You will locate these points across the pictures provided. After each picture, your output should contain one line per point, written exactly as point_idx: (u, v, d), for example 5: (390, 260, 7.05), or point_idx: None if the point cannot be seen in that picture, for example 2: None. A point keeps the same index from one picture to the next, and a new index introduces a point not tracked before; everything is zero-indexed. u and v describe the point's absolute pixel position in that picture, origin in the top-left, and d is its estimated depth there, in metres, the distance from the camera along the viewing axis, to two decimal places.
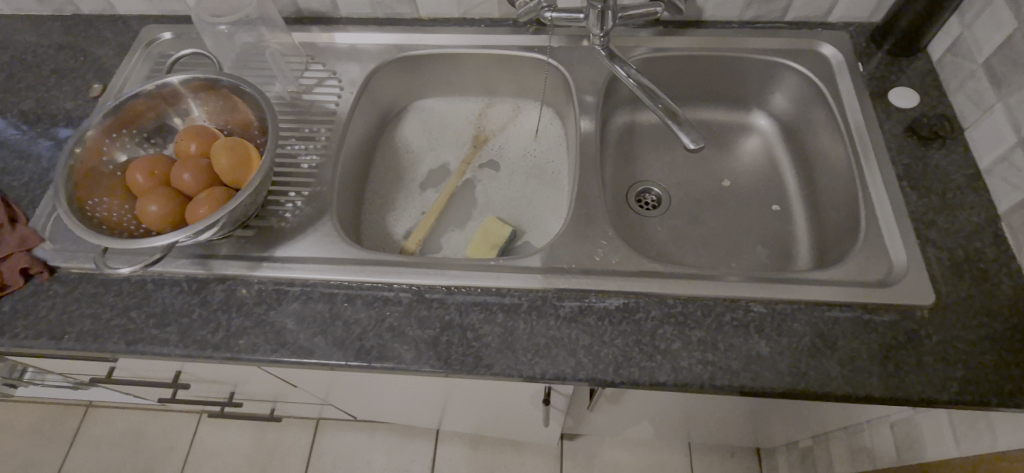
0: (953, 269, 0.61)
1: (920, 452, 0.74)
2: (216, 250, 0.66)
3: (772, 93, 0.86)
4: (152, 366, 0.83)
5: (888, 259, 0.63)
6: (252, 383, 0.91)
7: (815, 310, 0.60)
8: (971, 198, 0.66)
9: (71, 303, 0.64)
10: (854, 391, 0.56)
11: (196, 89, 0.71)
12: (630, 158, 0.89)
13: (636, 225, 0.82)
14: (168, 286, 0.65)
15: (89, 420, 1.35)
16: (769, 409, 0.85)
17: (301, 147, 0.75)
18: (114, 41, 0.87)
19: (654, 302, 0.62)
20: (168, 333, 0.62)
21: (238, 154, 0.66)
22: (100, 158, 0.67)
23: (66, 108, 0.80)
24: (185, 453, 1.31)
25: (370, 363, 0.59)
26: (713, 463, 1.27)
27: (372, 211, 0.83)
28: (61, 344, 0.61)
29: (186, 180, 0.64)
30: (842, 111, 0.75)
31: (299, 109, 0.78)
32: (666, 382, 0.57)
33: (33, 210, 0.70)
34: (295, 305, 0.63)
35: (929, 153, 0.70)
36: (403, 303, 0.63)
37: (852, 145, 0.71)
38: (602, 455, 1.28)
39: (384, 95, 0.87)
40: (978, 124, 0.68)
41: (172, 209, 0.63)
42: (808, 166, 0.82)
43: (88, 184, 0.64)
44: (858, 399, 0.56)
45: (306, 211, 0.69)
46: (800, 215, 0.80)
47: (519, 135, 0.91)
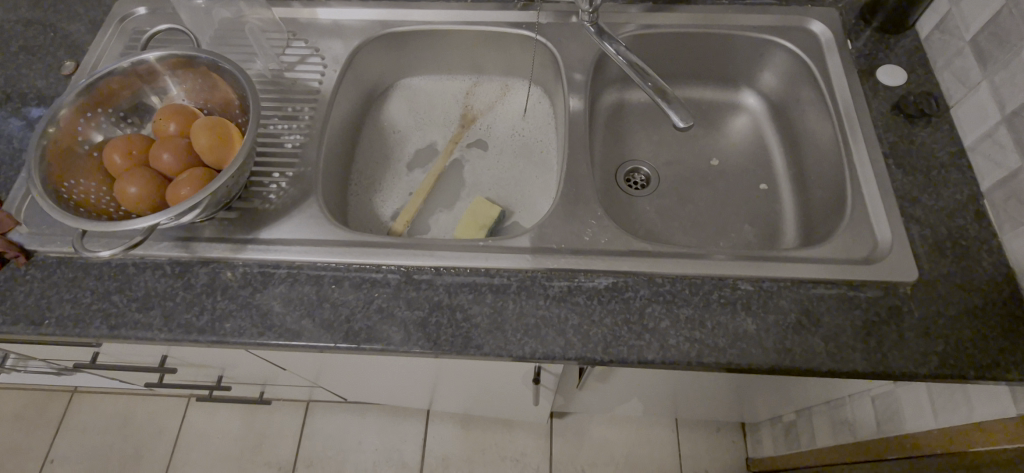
0: (935, 245, 0.62)
1: (900, 424, 0.75)
2: (198, 232, 0.65)
3: (760, 70, 0.85)
4: (137, 351, 0.82)
5: (873, 236, 0.63)
6: (241, 366, 0.91)
7: (801, 287, 0.61)
8: (955, 176, 0.66)
9: (49, 288, 0.62)
10: (838, 367, 0.57)
11: (173, 67, 0.69)
12: (620, 137, 0.88)
13: (624, 205, 0.82)
14: (150, 269, 0.64)
15: (74, 405, 1.34)
16: (754, 385, 0.86)
17: (284, 127, 0.73)
18: (85, 16, 0.84)
19: (643, 281, 0.62)
20: (152, 316, 0.61)
21: (219, 133, 0.64)
22: (75, 138, 0.65)
23: (38, 86, 0.77)
24: (174, 436, 1.30)
25: (359, 344, 0.59)
26: (700, 439, 1.30)
27: (359, 193, 0.82)
28: (41, 329, 0.60)
29: (165, 161, 0.63)
30: (830, 89, 0.74)
31: (281, 87, 0.76)
32: (654, 359, 0.58)
33: (6, 192, 0.68)
34: (282, 288, 0.62)
35: (915, 130, 0.70)
36: (391, 285, 0.62)
37: (840, 123, 0.71)
38: (591, 432, 1.30)
39: (369, 73, 0.85)
40: (964, 102, 0.69)
41: (152, 190, 0.62)
42: (796, 144, 0.82)
43: (63, 165, 0.62)
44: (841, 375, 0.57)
45: (290, 192, 0.68)
46: (787, 193, 0.81)
47: (507, 114, 0.90)
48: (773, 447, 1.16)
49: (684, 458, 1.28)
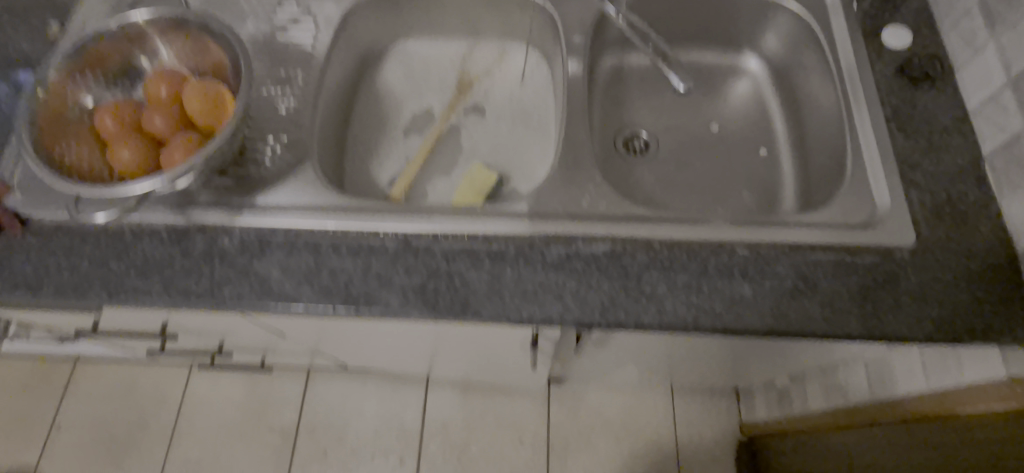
0: (934, 211, 0.62)
1: (891, 387, 0.77)
2: (194, 198, 0.65)
3: (763, 32, 0.84)
4: (137, 318, 0.83)
5: (872, 201, 0.63)
6: (241, 334, 0.91)
7: (799, 252, 0.61)
8: (957, 140, 0.66)
9: (46, 254, 0.62)
10: (833, 330, 0.57)
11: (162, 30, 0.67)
12: (619, 102, 0.87)
13: (623, 171, 0.81)
14: (146, 236, 0.63)
15: (77, 374, 1.35)
16: (750, 351, 0.87)
17: (278, 90, 0.71)
18: None
19: (641, 246, 0.62)
20: (150, 283, 0.61)
21: (212, 98, 0.63)
22: (65, 102, 0.63)
23: (24, 49, 0.75)
24: (178, 403, 1.33)
25: (358, 310, 0.59)
26: (695, 404, 1.32)
27: (356, 159, 0.81)
28: (41, 296, 0.60)
29: (158, 125, 0.62)
30: (834, 52, 0.73)
31: (273, 50, 0.74)
32: (651, 324, 0.58)
33: None
34: (279, 255, 0.62)
35: (919, 94, 0.69)
36: (389, 251, 0.62)
37: (843, 87, 0.70)
38: (588, 398, 1.32)
39: (364, 36, 0.83)
40: (969, 64, 0.67)
41: (145, 155, 0.61)
42: (797, 109, 0.81)
43: (53, 129, 0.61)
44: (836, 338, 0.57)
45: (286, 158, 0.67)
46: (786, 159, 0.80)
47: (504, 79, 0.88)
48: (766, 411, 1.19)
49: (679, 422, 1.31)
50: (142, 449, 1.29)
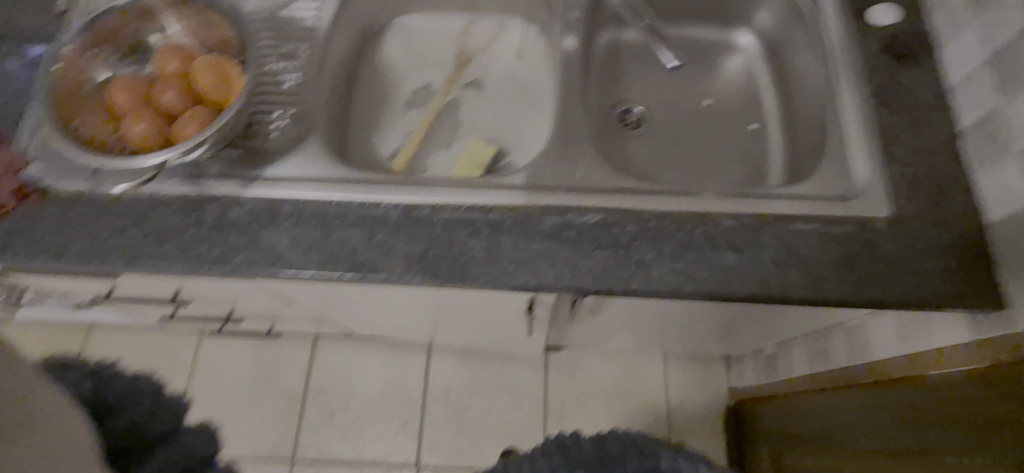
0: (911, 184, 0.65)
1: (867, 352, 0.81)
2: (205, 170, 0.68)
3: (757, 8, 0.85)
4: (153, 285, 0.87)
5: (851, 175, 0.67)
6: (250, 302, 0.96)
7: (780, 223, 0.64)
8: (937, 116, 0.68)
9: (66, 222, 0.65)
10: (810, 296, 0.61)
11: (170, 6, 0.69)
12: (614, 78, 0.89)
13: (617, 145, 0.84)
14: (160, 205, 0.66)
15: (91, 341, 1.40)
16: (737, 319, 0.91)
17: (283, 65, 0.74)
18: None
19: (631, 217, 0.65)
20: (166, 249, 0.64)
21: (220, 73, 0.66)
22: (79, 76, 0.66)
23: (34, 24, 0.77)
24: (190, 369, 1.38)
25: (363, 275, 0.63)
26: (686, 371, 1.37)
27: (358, 132, 0.83)
28: (63, 260, 0.63)
29: (168, 99, 0.65)
30: (824, 29, 0.75)
31: (277, 25, 0.76)
32: (639, 290, 0.62)
33: (15, 131, 0.70)
34: (288, 223, 0.65)
35: (904, 70, 0.71)
36: (391, 221, 0.65)
37: (831, 64, 0.73)
38: (584, 365, 1.38)
39: (365, 11, 0.85)
40: (953, 42, 0.69)
41: (157, 128, 0.64)
42: (788, 84, 0.83)
43: (70, 102, 0.64)
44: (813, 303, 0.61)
45: (292, 131, 0.70)
46: (775, 133, 0.83)
47: (502, 54, 0.90)
48: (754, 378, 1.24)
49: (670, 388, 1.36)
50: None
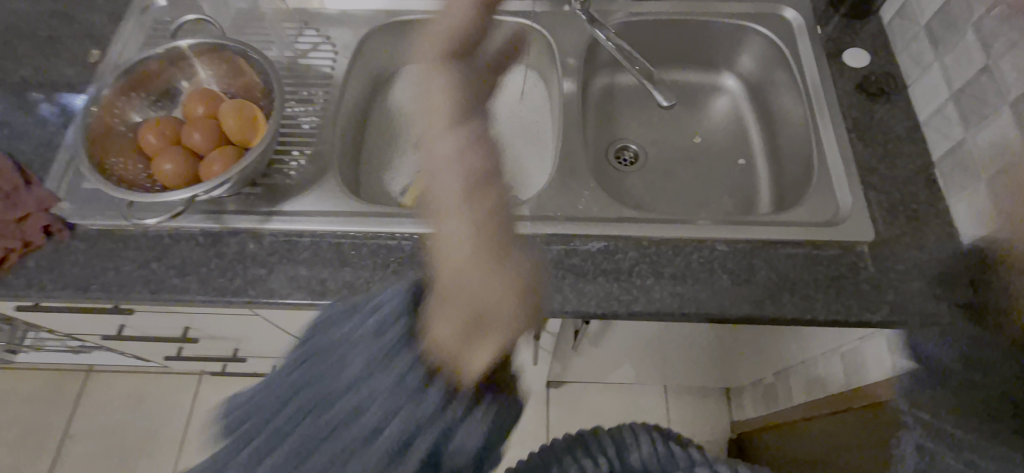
0: (890, 210, 0.70)
1: (860, 376, 0.83)
2: (225, 206, 0.71)
3: (738, 54, 0.92)
4: (165, 321, 0.89)
5: (836, 203, 0.71)
6: (257, 338, 0.97)
7: (771, 247, 0.68)
8: (909, 148, 0.74)
9: (94, 256, 0.69)
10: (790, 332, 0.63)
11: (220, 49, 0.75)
12: (611, 117, 0.95)
13: (614, 180, 0.89)
14: (184, 240, 0.69)
15: (89, 386, 1.39)
16: (736, 348, 0.94)
17: (301, 109, 0.79)
18: (109, 9, 0.91)
19: (632, 244, 0.69)
20: (188, 281, 0.67)
21: (245, 116, 0.71)
22: (113, 117, 0.71)
23: (68, 76, 0.85)
24: (188, 412, 1.36)
25: None
26: (687, 404, 1.38)
27: (370, 171, 0.88)
28: (89, 294, 0.66)
29: (196, 139, 0.70)
30: (801, 72, 0.82)
31: (296, 73, 0.82)
32: (641, 311, 0.65)
33: (46, 172, 0.75)
34: (306, 254, 0.69)
35: (876, 107, 0.77)
36: (405, 250, 0.69)
37: (809, 104, 0.79)
38: (586, 399, 1.38)
39: (376, 60, 0.91)
40: (918, 82, 0.76)
41: (185, 167, 0.68)
42: (771, 123, 0.89)
43: (103, 142, 0.69)
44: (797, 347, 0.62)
45: (309, 169, 0.75)
46: (762, 167, 0.89)
47: (505, 98, 0.96)
48: (755, 409, 1.25)
49: (672, 422, 1.36)
50: (152, 458, 1.32)
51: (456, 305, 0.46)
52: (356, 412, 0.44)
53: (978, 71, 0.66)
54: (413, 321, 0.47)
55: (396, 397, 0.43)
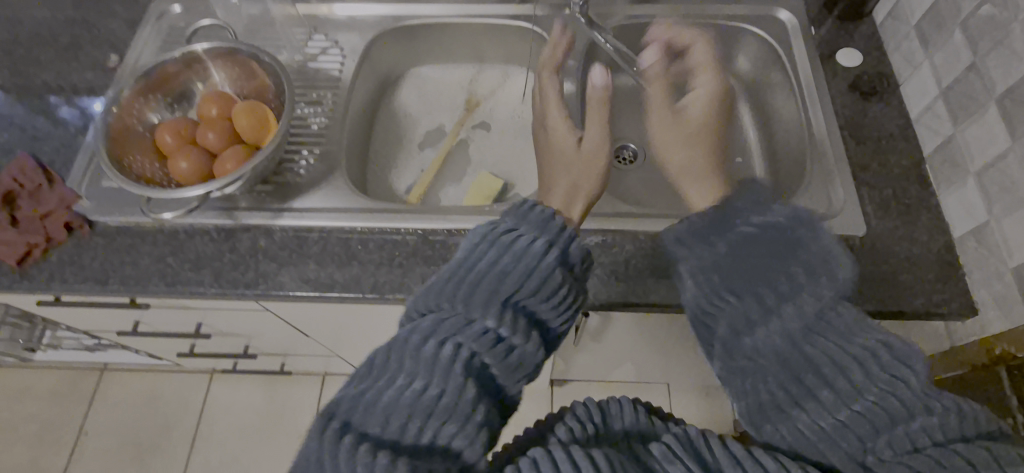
0: (882, 205, 0.71)
1: None
2: (238, 203, 0.74)
3: (735, 55, 0.94)
4: (179, 317, 0.92)
5: (829, 198, 0.73)
6: (267, 333, 1.00)
7: None
8: (902, 144, 0.75)
9: (113, 251, 0.72)
10: (721, 336, 0.53)
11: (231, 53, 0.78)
12: (610, 117, 0.97)
13: (614, 178, 0.91)
14: (198, 235, 0.72)
15: (104, 383, 1.42)
16: None
17: (311, 110, 0.82)
18: (126, 16, 0.95)
19: (629, 238, 0.71)
20: (203, 274, 0.70)
21: (257, 117, 0.74)
22: (132, 118, 0.74)
23: (88, 80, 0.88)
24: (199, 408, 1.39)
25: (384, 294, 0.68)
26: (690, 402, 1.40)
27: (376, 170, 0.91)
28: (109, 287, 0.69)
29: (210, 139, 0.73)
30: (796, 72, 0.84)
31: (306, 77, 0.85)
32: (638, 303, 0.67)
33: (68, 172, 0.79)
34: (315, 249, 0.71)
35: (868, 105, 0.79)
36: (410, 244, 0.72)
37: (804, 103, 0.81)
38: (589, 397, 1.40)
39: (383, 63, 0.94)
40: (910, 80, 0.78)
41: (199, 165, 0.71)
42: (767, 122, 0.91)
43: (122, 142, 0.72)
44: (727, 358, 0.52)
45: (318, 167, 0.78)
46: (758, 165, 0.90)
47: (508, 99, 0.98)
48: None
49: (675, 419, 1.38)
50: (164, 454, 1.35)
51: (563, 186, 0.67)
52: (493, 287, 0.47)
53: (966, 68, 0.68)
54: (541, 226, 0.54)
55: (524, 267, 0.49)
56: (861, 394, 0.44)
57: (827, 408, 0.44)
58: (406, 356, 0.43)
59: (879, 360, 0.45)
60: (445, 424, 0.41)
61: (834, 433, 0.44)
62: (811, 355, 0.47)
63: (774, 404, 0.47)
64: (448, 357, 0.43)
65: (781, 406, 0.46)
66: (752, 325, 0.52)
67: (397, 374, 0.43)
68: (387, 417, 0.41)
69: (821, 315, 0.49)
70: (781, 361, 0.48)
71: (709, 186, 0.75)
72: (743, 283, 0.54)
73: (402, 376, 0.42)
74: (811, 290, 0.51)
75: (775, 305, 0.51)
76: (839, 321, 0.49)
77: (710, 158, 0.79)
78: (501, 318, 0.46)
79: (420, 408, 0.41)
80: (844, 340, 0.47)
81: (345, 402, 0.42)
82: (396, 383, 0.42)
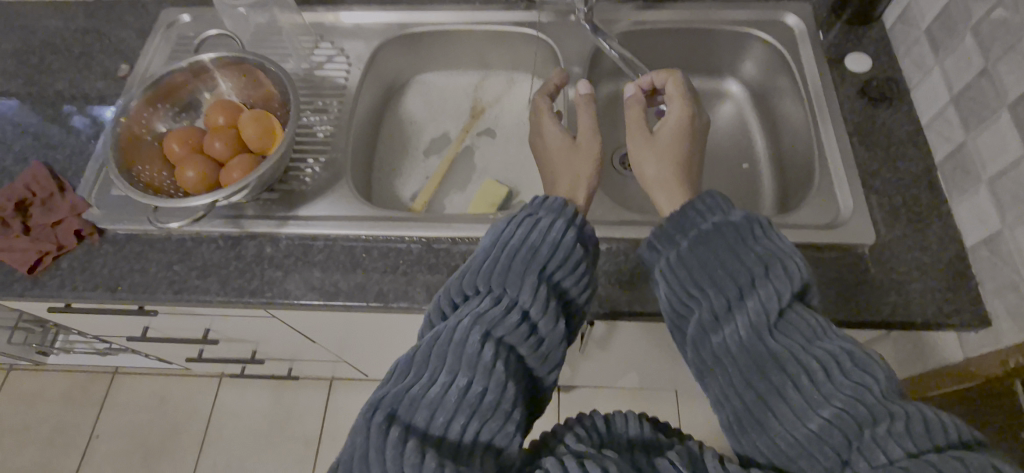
0: (891, 212, 0.70)
1: None
2: (244, 211, 0.75)
3: (742, 60, 0.94)
4: (187, 323, 0.93)
5: (837, 205, 0.72)
6: (274, 339, 1.01)
7: None
8: (912, 150, 0.74)
9: (121, 258, 0.72)
10: (691, 333, 0.49)
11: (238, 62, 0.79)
12: (616, 123, 0.97)
13: (619, 185, 0.90)
14: (205, 243, 0.73)
15: (115, 387, 1.44)
16: None
17: (316, 118, 0.83)
18: (136, 25, 0.96)
19: (633, 246, 0.71)
20: (209, 282, 0.70)
21: (263, 126, 0.74)
22: (140, 128, 0.75)
23: (99, 89, 0.90)
24: (208, 412, 1.40)
25: (388, 302, 0.68)
26: (698, 410, 1.38)
27: (382, 177, 0.91)
28: (117, 294, 0.70)
29: (217, 148, 0.73)
30: (804, 78, 0.83)
31: (312, 84, 0.86)
32: (643, 312, 0.67)
33: (78, 180, 0.80)
34: (320, 257, 0.72)
35: (877, 111, 0.78)
36: (414, 253, 0.72)
37: (811, 108, 0.80)
38: (596, 404, 1.39)
39: (388, 70, 0.95)
40: (920, 86, 0.77)
41: (206, 173, 0.72)
42: (775, 127, 0.90)
43: (130, 151, 0.73)
44: (697, 358, 0.49)
45: (323, 175, 0.78)
46: (766, 171, 0.90)
47: (513, 105, 0.98)
48: None
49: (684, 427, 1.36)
50: (174, 457, 1.36)
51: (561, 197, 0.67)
52: (522, 274, 0.47)
53: (977, 74, 0.67)
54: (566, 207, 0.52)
55: (552, 254, 0.49)
56: (829, 401, 0.42)
57: (799, 416, 0.42)
58: (449, 351, 0.43)
59: (846, 364, 0.42)
60: (490, 421, 0.41)
61: (807, 442, 0.42)
62: (774, 351, 0.44)
63: (747, 409, 0.45)
64: (492, 349, 0.43)
65: (756, 416, 0.44)
66: (718, 323, 0.48)
67: (441, 369, 0.42)
68: (433, 410, 0.40)
69: (782, 316, 0.46)
70: (748, 364, 0.45)
71: (679, 194, 0.63)
72: (707, 275, 0.49)
73: (445, 373, 0.42)
74: (772, 285, 0.47)
75: (737, 298, 0.47)
76: (803, 321, 0.46)
77: (682, 163, 0.65)
78: (537, 308, 0.46)
79: (467, 403, 0.41)
80: (808, 342, 0.44)
81: (389, 397, 0.41)
82: (440, 380, 0.41)
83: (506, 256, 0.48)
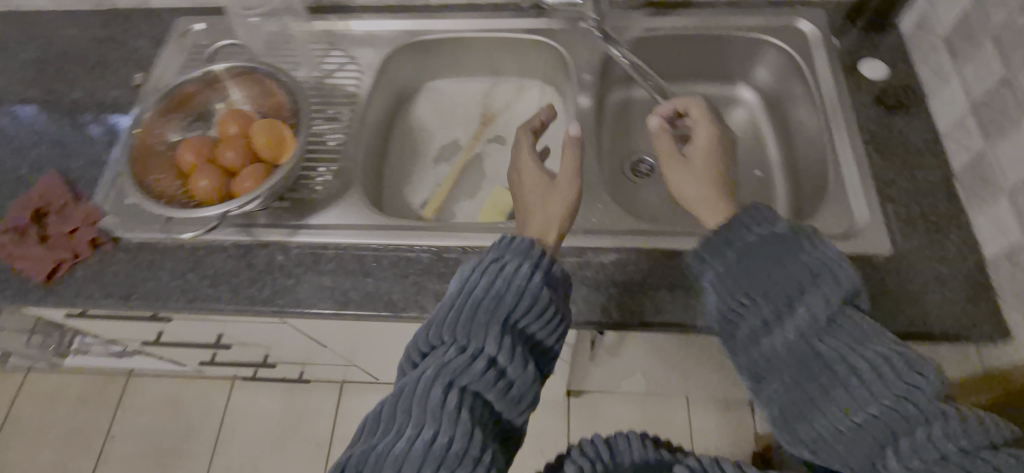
0: (908, 222, 0.69)
1: None
2: (256, 219, 0.75)
3: (754, 67, 0.93)
4: (200, 329, 0.94)
5: (852, 215, 0.71)
6: (285, 345, 1.02)
7: None
8: (929, 159, 0.73)
9: (135, 266, 0.73)
10: (739, 339, 0.51)
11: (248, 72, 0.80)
12: (627, 130, 0.96)
13: (630, 192, 0.90)
14: (217, 252, 0.74)
15: (129, 389, 1.46)
16: None
17: (327, 127, 0.83)
18: (151, 35, 0.97)
19: (644, 256, 0.70)
20: (221, 290, 0.71)
21: (274, 135, 0.75)
22: (154, 138, 0.76)
23: (114, 98, 0.91)
24: (220, 415, 1.42)
25: (397, 312, 0.68)
26: (710, 416, 1.37)
27: (392, 185, 0.91)
28: (130, 302, 0.71)
29: (229, 157, 0.74)
30: (818, 84, 0.82)
31: (323, 93, 0.86)
32: (653, 322, 0.66)
33: (94, 188, 0.81)
34: (330, 265, 0.72)
35: (893, 119, 0.77)
36: (424, 262, 0.72)
37: (825, 116, 0.79)
38: (606, 410, 1.39)
39: (399, 78, 0.95)
40: (937, 93, 0.75)
41: (218, 183, 0.72)
42: (788, 134, 0.89)
43: (144, 161, 0.74)
44: (748, 360, 0.50)
45: (334, 184, 0.79)
46: (778, 179, 0.89)
47: (523, 112, 0.98)
48: None
49: (695, 434, 1.35)
50: (186, 460, 1.37)
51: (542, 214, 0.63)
52: (483, 326, 0.47)
53: (997, 83, 0.66)
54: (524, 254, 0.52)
55: (512, 303, 0.48)
56: (877, 399, 0.43)
57: (846, 411, 0.44)
58: (414, 403, 0.43)
59: (897, 364, 0.44)
60: None
61: (853, 435, 0.43)
62: (824, 352, 0.46)
63: (792, 408, 0.46)
64: (454, 406, 0.43)
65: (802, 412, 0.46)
66: (769, 327, 0.49)
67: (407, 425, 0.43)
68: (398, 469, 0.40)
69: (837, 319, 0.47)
70: (797, 365, 0.47)
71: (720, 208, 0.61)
72: (757, 282, 0.50)
73: (411, 426, 0.42)
74: (823, 292, 0.48)
75: (786, 305, 0.49)
76: (857, 325, 0.46)
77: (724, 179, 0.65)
78: (504, 355, 0.46)
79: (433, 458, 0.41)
80: (858, 343, 0.45)
81: (355, 457, 0.42)
82: (406, 435, 0.42)
83: (469, 306, 0.48)
